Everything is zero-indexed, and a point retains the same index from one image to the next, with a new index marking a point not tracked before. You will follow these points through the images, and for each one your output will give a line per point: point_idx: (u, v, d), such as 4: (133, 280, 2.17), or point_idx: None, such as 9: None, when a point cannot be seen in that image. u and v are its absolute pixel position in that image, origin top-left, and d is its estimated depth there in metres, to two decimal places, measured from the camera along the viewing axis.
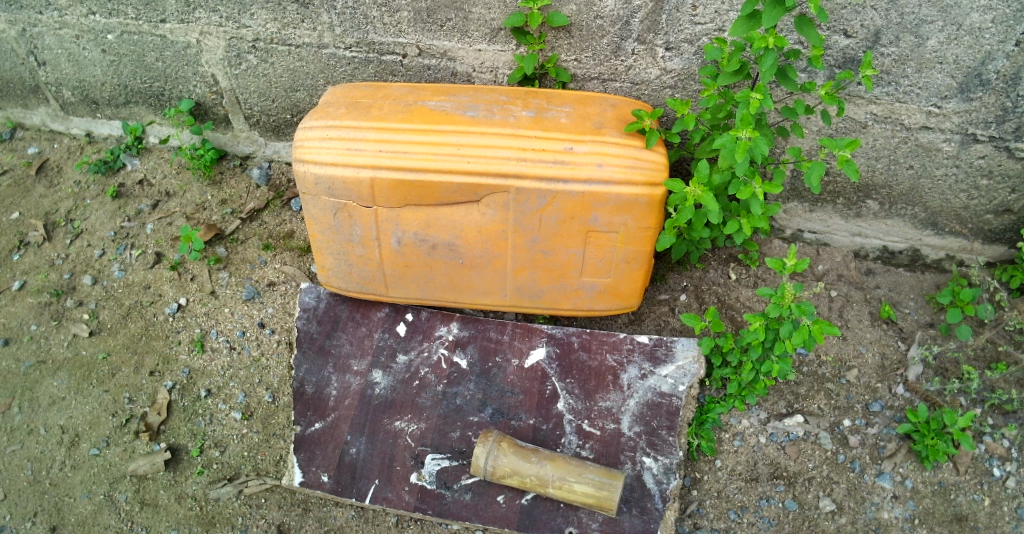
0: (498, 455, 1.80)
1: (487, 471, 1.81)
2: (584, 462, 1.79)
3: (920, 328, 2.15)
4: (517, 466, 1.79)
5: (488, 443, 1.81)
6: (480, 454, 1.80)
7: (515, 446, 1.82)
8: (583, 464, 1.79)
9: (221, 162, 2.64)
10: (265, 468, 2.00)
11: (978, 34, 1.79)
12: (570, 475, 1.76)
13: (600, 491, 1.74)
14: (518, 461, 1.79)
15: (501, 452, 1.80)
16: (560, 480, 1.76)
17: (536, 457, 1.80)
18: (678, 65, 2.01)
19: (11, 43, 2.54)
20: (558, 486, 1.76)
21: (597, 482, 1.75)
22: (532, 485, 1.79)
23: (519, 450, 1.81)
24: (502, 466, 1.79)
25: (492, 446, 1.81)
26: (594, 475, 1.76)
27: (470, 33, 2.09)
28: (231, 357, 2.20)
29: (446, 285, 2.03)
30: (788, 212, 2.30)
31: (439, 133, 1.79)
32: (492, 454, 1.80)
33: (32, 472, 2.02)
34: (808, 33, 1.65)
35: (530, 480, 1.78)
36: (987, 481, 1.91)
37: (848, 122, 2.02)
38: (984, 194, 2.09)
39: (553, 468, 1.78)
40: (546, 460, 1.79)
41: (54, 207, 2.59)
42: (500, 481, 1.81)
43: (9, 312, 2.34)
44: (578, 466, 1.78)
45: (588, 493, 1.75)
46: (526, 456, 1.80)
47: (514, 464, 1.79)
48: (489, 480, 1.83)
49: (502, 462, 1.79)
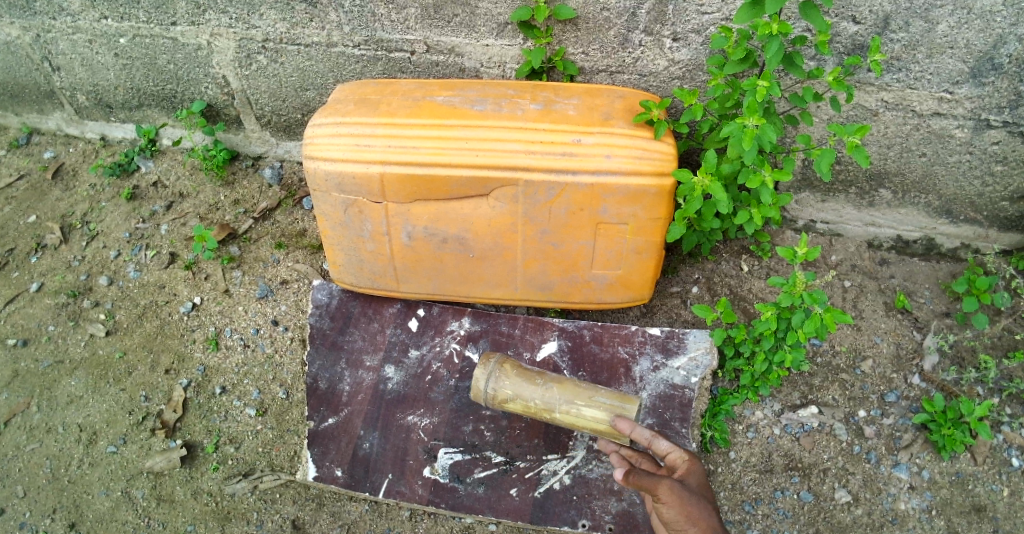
0: (500, 378, 1.78)
1: (489, 395, 1.78)
2: (597, 387, 1.74)
3: (936, 317, 2.13)
4: (522, 389, 1.76)
5: (490, 365, 1.80)
6: (482, 376, 1.79)
7: (518, 369, 1.80)
8: (595, 388, 1.74)
9: (234, 163, 2.67)
10: (280, 463, 2.02)
11: (989, 18, 1.77)
12: (579, 400, 1.72)
13: (611, 413, 1.68)
14: (522, 385, 1.76)
15: (504, 375, 1.78)
16: (567, 404, 1.72)
17: (541, 381, 1.76)
18: (686, 56, 2.01)
19: (26, 49, 2.58)
20: (564, 412, 1.73)
21: (607, 405, 1.69)
22: (537, 409, 1.75)
23: (523, 374, 1.78)
24: (505, 391, 1.77)
25: (494, 369, 1.79)
26: (605, 399, 1.70)
27: (478, 28, 2.09)
28: (245, 354, 2.22)
29: (457, 278, 2.04)
30: (799, 202, 2.29)
31: (448, 128, 1.80)
32: (494, 376, 1.78)
33: (52, 469, 2.05)
34: (814, 18, 1.64)
35: (534, 404, 1.75)
36: (1006, 471, 1.89)
37: (858, 109, 2.00)
38: (999, 181, 2.06)
39: (560, 391, 1.74)
40: (553, 381, 1.76)
41: (71, 209, 2.63)
42: (505, 406, 1.79)
43: (27, 314, 2.37)
44: (587, 390, 1.73)
45: (598, 418, 1.69)
46: (532, 379, 1.77)
47: (516, 386, 1.77)
48: (492, 405, 1.81)
49: (504, 384, 1.77)
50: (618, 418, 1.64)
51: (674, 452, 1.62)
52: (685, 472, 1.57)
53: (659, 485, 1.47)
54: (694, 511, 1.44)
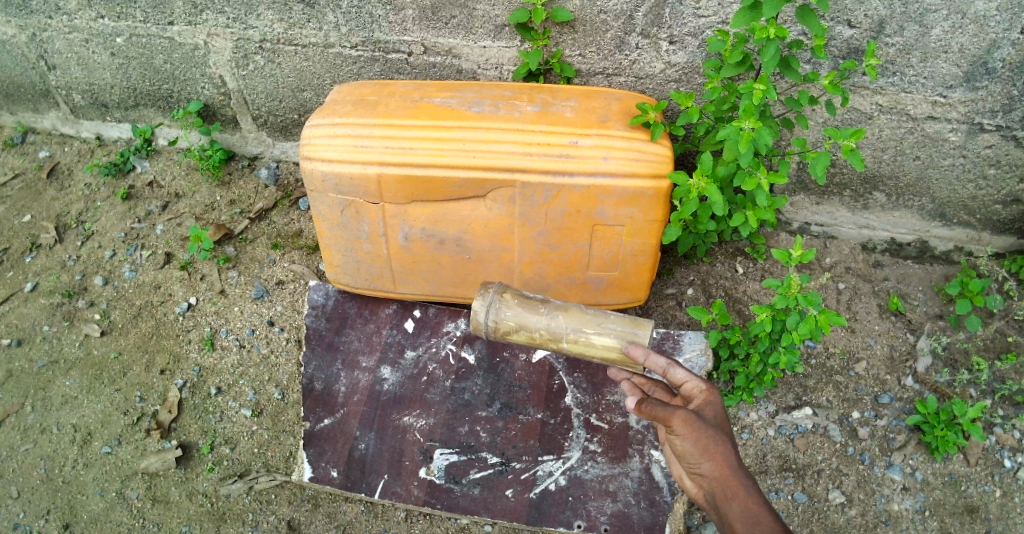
0: (501, 309, 1.71)
1: (490, 327, 1.71)
2: (604, 313, 1.68)
3: (929, 319, 2.14)
4: (526, 320, 1.69)
5: (489, 296, 1.72)
6: (481, 308, 1.71)
7: (519, 298, 1.73)
8: (603, 314, 1.68)
9: (230, 163, 2.67)
10: (275, 464, 2.01)
11: (983, 22, 1.78)
12: (588, 327, 1.66)
13: (622, 339, 1.63)
14: (526, 315, 1.70)
15: (505, 305, 1.71)
16: (576, 333, 1.66)
17: (546, 310, 1.70)
18: (682, 59, 2.02)
19: (22, 48, 2.57)
20: (572, 340, 1.67)
21: (618, 332, 1.64)
22: (542, 338, 1.70)
23: (525, 303, 1.72)
24: (508, 322, 1.70)
25: (494, 300, 1.71)
26: (616, 325, 1.65)
27: (475, 30, 2.10)
28: (241, 354, 2.21)
29: (454, 279, 2.04)
30: (794, 205, 2.30)
31: (445, 129, 1.80)
32: (494, 307, 1.71)
33: (46, 470, 2.04)
34: (810, 22, 1.65)
35: (540, 335, 1.69)
36: (998, 473, 1.91)
37: (854, 112, 2.01)
38: (992, 184, 2.08)
39: (567, 319, 1.68)
40: (558, 309, 1.69)
41: (66, 209, 2.62)
42: (507, 337, 1.73)
43: (21, 314, 2.36)
44: (596, 318, 1.67)
45: (609, 346, 1.64)
46: (535, 308, 1.71)
47: (518, 315, 1.70)
48: (494, 338, 1.74)
49: (506, 313, 1.70)
50: (630, 345, 1.55)
51: (690, 383, 1.47)
52: (701, 402, 1.43)
53: (672, 417, 1.35)
54: (711, 445, 1.33)
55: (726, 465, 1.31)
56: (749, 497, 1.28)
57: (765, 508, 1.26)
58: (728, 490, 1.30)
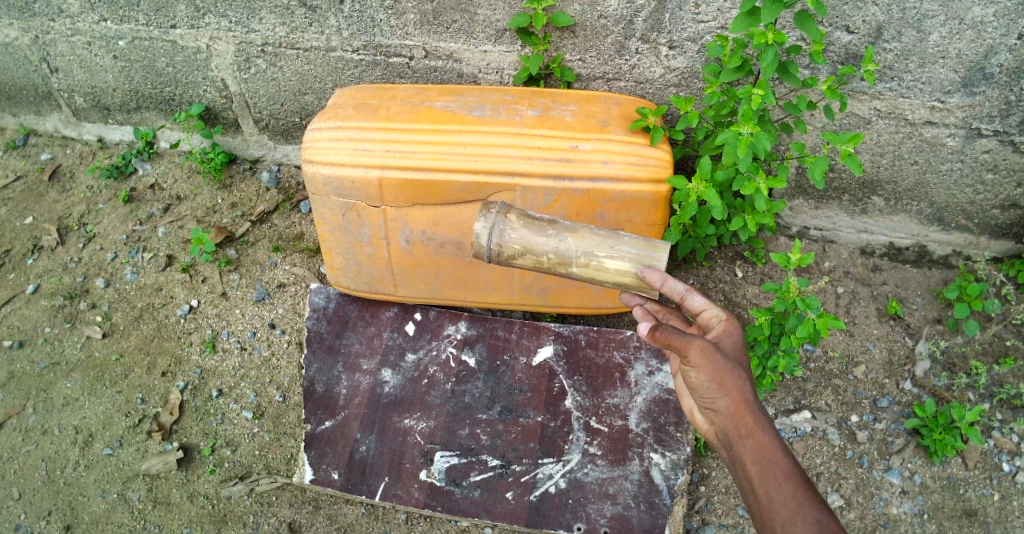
0: (506, 231, 1.68)
1: (495, 249, 1.69)
2: (617, 234, 1.63)
3: (928, 323, 2.15)
4: (533, 243, 1.65)
5: (493, 219, 1.69)
6: (485, 230, 1.69)
7: (526, 221, 1.69)
8: (616, 236, 1.62)
9: (231, 166, 2.68)
10: (276, 466, 2.02)
11: (981, 28, 1.80)
12: (599, 251, 1.61)
13: (636, 263, 1.58)
14: (532, 237, 1.66)
15: (511, 228, 1.68)
16: (585, 257, 1.62)
17: (554, 232, 1.65)
18: (681, 64, 2.03)
19: (24, 51, 2.59)
20: (582, 264, 1.63)
21: (630, 255, 1.59)
22: (550, 262, 1.66)
23: (532, 226, 1.68)
24: (513, 244, 1.67)
25: (499, 222, 1.69)
26: (629, 249, 1.60)
27: (476, 35, 2.11)
28: (242, 357, 2.22)
29: (455, 282, 2.05)
30: (793, 209, 2.31)
31: (446, 133, 1.81)
32: (498, 229, 1.68)
33: (47, 471, 2.05)
34: (808, 28, 1.66)
35: (548, 258, 1.65)
36: (996, 476, 1.92)
37: (852, 117, 2.03)
38: (990, 189, 2.09)
39: (576, 242, 1.63)
40: (566, 231, 1.64)
41: (67, 211, 2.63)
42: (514, 261, 1.70)
43: (23, 316, 2.37)
44: (608, 241, 1.62)
45: (622, 270, 1.60)
46: (542, 231, 1.66)
47: (524, 238, 1.67)
48: (500, 262, 1.72)
49: (511, 236, 1.67)
50: (647, 270, 1.53)
51: (709, 311, 1.51)
52: (720, 333, 1.47)
53: (689, 346, 1.37)
54: (726, 378, 1.35)
55: (742, 400, 1.33)
56: (763, 434, 1.29)
57: (778, 446, 1.28)
58: (743, 426, 1.32)
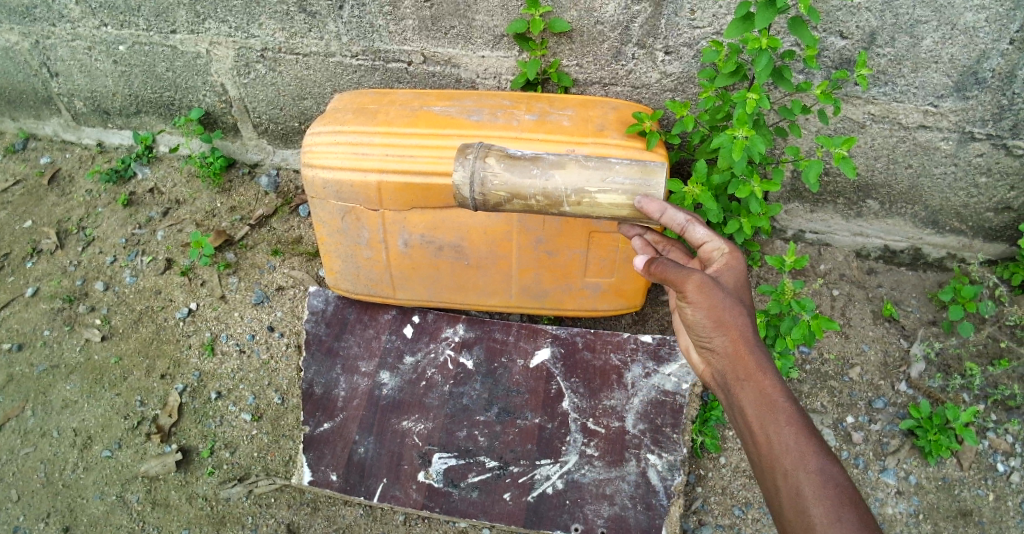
0: (489, 176, 1.58)
1: (479, 196, 1.60)
2: (606, 165, 1.57)
3: (923, 325, 2.17)
4: (520, 186, 1.58)
5: (472, 164, 1.58)
6: (467, 177, 1.59)
7: (506, 161, 1.59)
8: (605, 167, 1.57)
9: (230, 170, 2.69)
10: (275, 468, 2.03)
11: (973, 33, 1.82)
12: (591, 187, 1.56)
13: (631, 193, 1.54)
14: (519, 180, 1.57)
15: (494, 173, 1.58)
16: (577, 195, 1.56)
17: (539, 171, 1.57)
18: (677, 69, 2.05)
19: (25, 56, 2.60)
20: (574, 202, 1.57)
21: (624, 188, 1.55)
22: (540, 203, 1.59)
23: (515, 167, 1.58)
24: (499, 189, 1.58)
25: (480, 167, 1.58)
26: (621, 182, 1.55)
27: (474, 40, 2.13)
28: (241, 360, 2.23)
29: (453, 285, 2.06)
30: (789, 213, 2.33)
31: (444, 137, 1.83)
32: (479, 173, 1.58)
33: (46, 473, 2.05)
34: (802, 33, 1.68)
35: (538, 201, 1.58)
36: (991, 476, 1.93)
37: (847, 122, 2.05)
38: (983, 192, 2.11)
39: (564, 179, 1.56)
40: (553, 169, 1.56)
41: (66, 215, 2.64)
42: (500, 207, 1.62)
43: (22, 319, 2.38)
44: (598, 174, 1.56)
45: (617, 204, 1.56)
46: (527, 170, 1.58)
47: (509, 181, 1.58)
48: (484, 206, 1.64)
49: (495, 183, 1.58)
50: (645, 200, 1.52)
51: (709, 244, 1.55)
52: (720, 266, 1.51)
53: (687, 281, 1.40)
54: (725, 316, 1.37)
55: (740, 339, 1.35)
56: (763, 375, 1.30)
57: (777, 390, 1.29)
58: (741, 367, 1.33)
